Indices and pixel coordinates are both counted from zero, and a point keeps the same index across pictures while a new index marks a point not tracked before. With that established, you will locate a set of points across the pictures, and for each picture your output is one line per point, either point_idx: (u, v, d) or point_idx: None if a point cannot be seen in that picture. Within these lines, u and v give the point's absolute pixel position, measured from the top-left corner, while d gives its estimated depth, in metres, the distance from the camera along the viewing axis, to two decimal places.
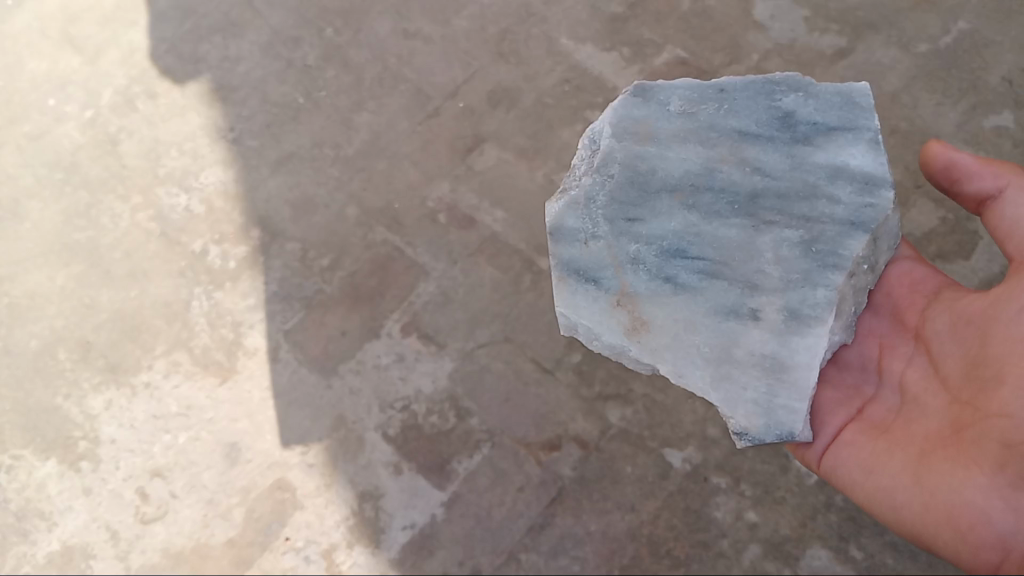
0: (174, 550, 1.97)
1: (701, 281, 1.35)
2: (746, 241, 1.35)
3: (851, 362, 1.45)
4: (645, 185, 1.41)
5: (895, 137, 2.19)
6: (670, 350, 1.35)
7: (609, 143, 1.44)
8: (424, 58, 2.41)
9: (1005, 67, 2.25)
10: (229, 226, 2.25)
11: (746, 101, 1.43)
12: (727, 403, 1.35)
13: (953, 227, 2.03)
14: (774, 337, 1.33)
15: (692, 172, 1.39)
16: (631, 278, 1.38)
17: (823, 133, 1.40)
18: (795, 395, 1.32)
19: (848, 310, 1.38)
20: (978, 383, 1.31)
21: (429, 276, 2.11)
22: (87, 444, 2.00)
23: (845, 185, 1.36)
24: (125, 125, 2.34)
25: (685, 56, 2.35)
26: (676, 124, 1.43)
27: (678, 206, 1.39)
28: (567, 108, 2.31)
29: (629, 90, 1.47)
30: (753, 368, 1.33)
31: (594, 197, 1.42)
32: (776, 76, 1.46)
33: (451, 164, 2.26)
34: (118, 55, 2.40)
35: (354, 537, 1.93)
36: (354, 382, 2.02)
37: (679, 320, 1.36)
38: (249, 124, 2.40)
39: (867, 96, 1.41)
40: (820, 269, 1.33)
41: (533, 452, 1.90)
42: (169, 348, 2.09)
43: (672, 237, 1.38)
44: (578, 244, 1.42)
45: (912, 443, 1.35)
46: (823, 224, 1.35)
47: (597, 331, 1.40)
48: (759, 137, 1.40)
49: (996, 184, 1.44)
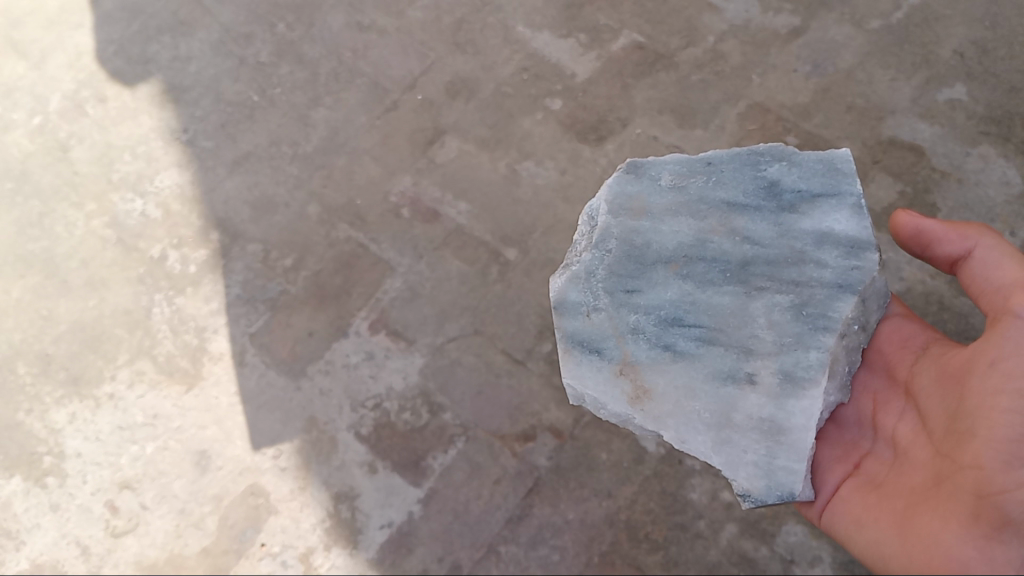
0: (147, 563, 1.89)
1: (699, 347, 1.35)
2: (740, 307, 1.36)
3: (848, 419, 1.45)
4: (642, 258, 1.43)
5: (852, 114, 2.21)
6: (671, 418, 1.33)
7: (606, 219, 1.48)
8: (380, 51, 2.41)
9: (956, 41, 2.28)
10: (187, 230, 2.20)
11: (732, 173, 1.47)
12: (729, 467, 1.30)
13: (912, 201, 2.07)
14: (771, 401, 1.31)
15: (684, 243, 1.42)
16: (632, 347, 1.38)
17: (807, 200, 1.42)
18: (794, 456, 1.28)
19: (842, 370, 1.37)
20: (955, 435, 1.28)
21: (396, 271, 2.09)
22: (52, 460, 1.95)
23: (831, 249, 1.38)
24: (75, 130, 2.35)
25: (641, 40, 2.37)
26: (668, 198, 1.47)
27: (675, 275, 1.40)
28: (526, 96, 2.30)
29: (621, 168, 1.53)
30: (753, 432, 1.30)
31: (594, 270, 1.45)
32: (760, 149, 1.50)
33: (412, 158, 2.24)
34: (65, 59, 2.46)
35: (331, 539, 1.87)
36: (323, 382, 1.99)
37: (679, 386, 1.34)
38: (203, 124, 2.35)
39: (848, 162, 1.44)
40: (812, 331, 1.32)
41: (508, 443, 1.90)
42: (132, 357, 2.05)
43: (669, 306, 1.39)
44: (581, 316, 1.43)
45: (899, 497, 1.30)
46: (813, 288, 1.35)
47: (601, 402, 1.38)
48: (747, 207, 1.43)
49: (964, 247, 1.43)
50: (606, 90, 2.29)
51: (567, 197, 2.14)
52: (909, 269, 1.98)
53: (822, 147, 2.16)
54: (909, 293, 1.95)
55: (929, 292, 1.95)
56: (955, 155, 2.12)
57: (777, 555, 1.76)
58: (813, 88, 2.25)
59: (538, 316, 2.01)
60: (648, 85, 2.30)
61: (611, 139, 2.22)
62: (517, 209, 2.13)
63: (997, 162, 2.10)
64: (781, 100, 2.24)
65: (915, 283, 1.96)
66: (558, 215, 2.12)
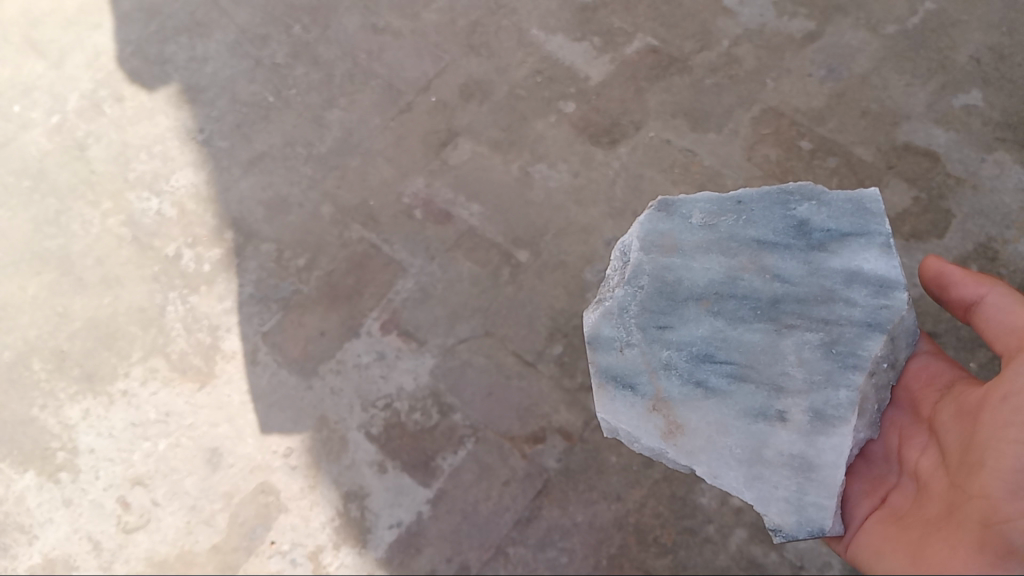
0: (158, 559, 1.89)
1: (730, 383, 1.35)
2: (771, 345, 1.35)
3: (875, 453, 1.42)
4: (673, 294, 1.42)
5: (866, 119, 2.20)
6: (704, 453, 1.33)
7: (638, 256, 1.47)
8: (394, 53, 2.42)
9: (972, 47, 2.27)
10: (201, 229, 2.21)
11: (762, 212, 1.46)
12: (760, 502, 1.32)
13: (926, 207, 2.06)
14: (801, 438, 1.30)
15: (715, 280, 1.41)
16: (664, 382, 1.38)
17: (837, 239, 1.41)
18: (825, 493, 1.29)
19: (871, 408, 1.36)
20: (966, 467, 1.25)
21: (408, 272, 2.10)
22: (65, 455, 1.97)
23: (861, 288, 1.36)
24: (92, 129, 2.38)
25: (655, 44, 2.37)
26: (699, 235, 1.46)
27: (705, 312, 1.39)
28: (540, 99, 2.30)
29: (653, 206, 1.52)
30: (783, 468, 1.31)
31: (626, 306, 1.44)
32: (789, 187, 1.49)
33: (426, 159, 2.25)
34: (84, 59, 2.49)
35: (341, 538, 1.87)
36: (335, 382, 2.00)
37: (711, 423, 1.34)
38: (219, 124, 2.37)
39: (877, 202, 1.43)
40: (841, 369, 1.31)
41: (518, 445, 1.90)
42: (146, 355, 2.06)
43: (700, 342, 1.38)
44: (614, 351, 1.43)
45: (914, 527, 1.26)
46: (842, 326, 1.33)
47: (635, 436, 1.39)
48: (776, 245, 1.42)
49: (976, 294, 1.43)
50: (620, 93, 2.30)
51: (579, 200, 2.14)
52: None
53: (836, 152, 2.16)
54: (923, 299, 1.94)
55: None
56: (971, 161, 2.11)
57: (787, 561, 1.76)
58: (827, 93, 2.25)
59: (549, 318, 2.01)
60: (662, 88, 2.30)
61: (624, 142, 2.22)
62: (529, 211, 2.14)
63: (1013, 169, 2.09)
64: (795, 105, 2.24)
65: None
66: (570, 217, 2.12)
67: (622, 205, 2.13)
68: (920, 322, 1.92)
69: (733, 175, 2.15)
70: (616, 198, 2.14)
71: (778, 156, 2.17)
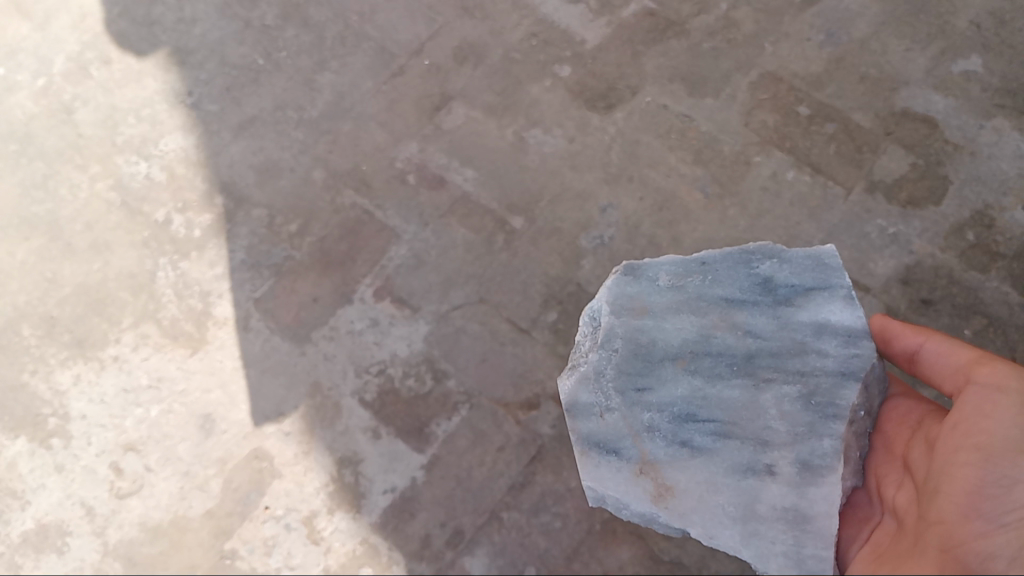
0: (152, 524, 1.88)
1: (715, 442, 1.33)
2: (750, 401, 1.33)
3: (861, 498, 1.37)
4: (648, 355, 1.40)
5: (864, 84, 2.18)
6: (696, 514, 1.30)
7: (609, 319, 1.44)
8: (386, 15, 2.38)
9: (973, 11, 2.25)
10: (191, 194, 2.18)
11: (726, 271, 1.44)
12: (759, 560, 1.27)
13: (923, 173, 2.05)
14: (792, 490, 1.28)
15: (689, 339, 1.39)
16: (648, 444, 1.35)
17: (802, 293, 1.40)
18: (822, 543, 1.25)
19: (854, 455, 1.34)
20: (927, 494, 1.23)
21: (401, 238, 2.08)
22: (56, 421, 1.96)
23: (830, 339, 1.36)
24: (80, 93, 2.33)
25: (652, 7, 2.33)
26: (667, 296, 1.44)
27: (682, 372, 1.37)
28: (535, 63, 2.27)
29: (618, 270, 1.50)
30: (778, 523, 1.27)
31: (602, 370, 1.42)
32: (750, 246, 1.47)
33: (419, 124, 2.22)
34: (69, 20, 2.43)
35: (334, 503, 1.87)
36: (328, 348, 1.99)
37: (700, 482, 1.31)
38: (208, 88, 2.32)
39: (835, 256, 1.43)
40: (822, 419, 1.30)
41: (512, 411, 1.90)
42: (137, 321, 2.04)
43: (680, 402, 1.36)
44: (594, 417, 1.40)
45: (885, 557, 1.21)
46: (818, 377, 1.33)
47: (624, 502, 1.36)
48: (744, 302, 1.41)
49: (910, 343, 1.44)
50: (617, 57, 2.26)
51: (574, 165, 2.13)
52: (919, 242, 1.98)
53: (834, 117, 2.14)
54: (919, 266, 1.96)
55: (939, 266, 1.96)
56: (969, 127, 2.10)
57: None
58: (826, 58, 2.22)
59: (544, 285, 2.00)
60: (659, 52, 2.26)
61: (620, 107, 2.19)
62: (524, 177, 2.12)
63: (1011, 135, 2.08)
64: (794, 70, 2.21)
65: (925, 257, 1.97)
66: (565, 183, 2.11)
67: (618, 170, 2.11)
68: (916, 288, 1.94)
69: (730, 141, 2.13)
70: (612, 163, 2.12)
71: (775, 122, 2.14)
